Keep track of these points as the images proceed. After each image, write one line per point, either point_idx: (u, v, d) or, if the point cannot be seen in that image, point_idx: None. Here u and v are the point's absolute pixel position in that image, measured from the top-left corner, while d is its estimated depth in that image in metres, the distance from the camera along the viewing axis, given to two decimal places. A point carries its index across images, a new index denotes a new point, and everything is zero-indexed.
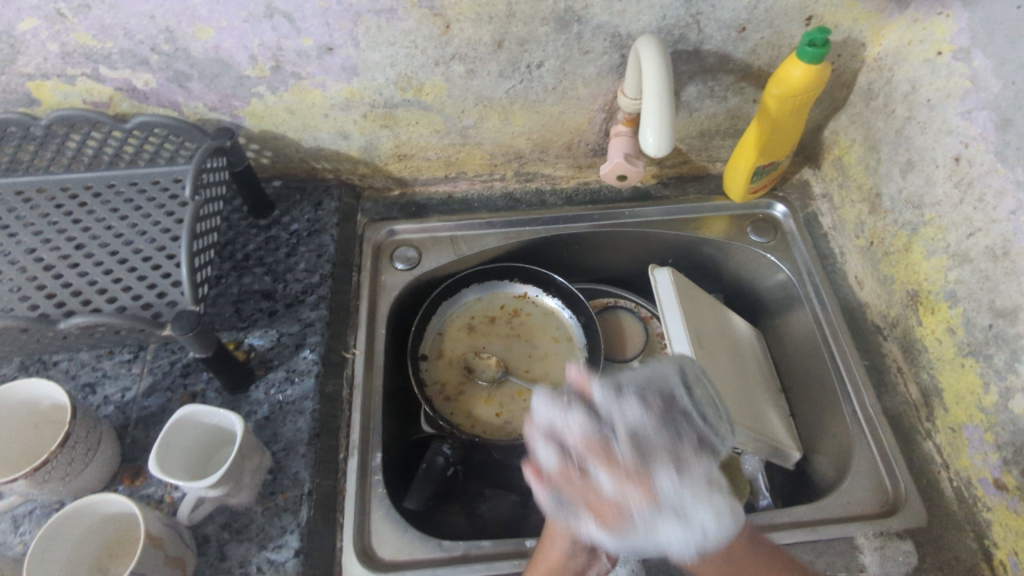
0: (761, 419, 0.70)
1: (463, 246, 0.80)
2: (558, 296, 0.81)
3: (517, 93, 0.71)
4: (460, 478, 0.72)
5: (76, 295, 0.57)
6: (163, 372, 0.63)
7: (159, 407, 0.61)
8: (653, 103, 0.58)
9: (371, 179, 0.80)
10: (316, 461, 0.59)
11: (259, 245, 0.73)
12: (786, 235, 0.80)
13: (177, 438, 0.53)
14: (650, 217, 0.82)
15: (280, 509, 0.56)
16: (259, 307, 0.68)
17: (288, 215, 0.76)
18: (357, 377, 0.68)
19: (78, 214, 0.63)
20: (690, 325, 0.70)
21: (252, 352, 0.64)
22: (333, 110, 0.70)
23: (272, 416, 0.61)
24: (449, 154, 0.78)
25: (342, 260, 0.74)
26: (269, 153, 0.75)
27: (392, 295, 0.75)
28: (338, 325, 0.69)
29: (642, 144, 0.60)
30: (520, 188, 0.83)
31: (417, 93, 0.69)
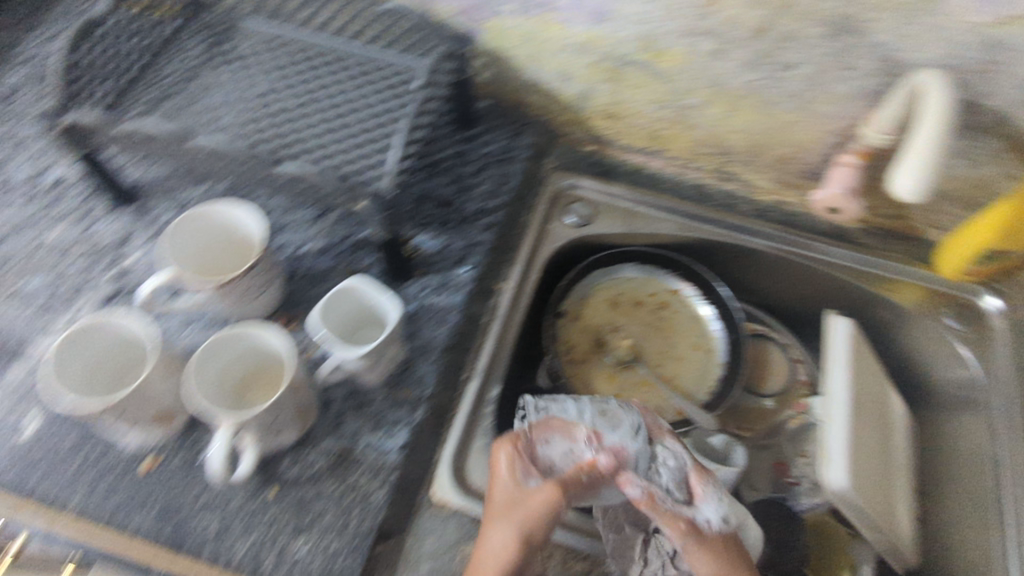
0: (894, 518, 0.63)
1: (637, 222, 0.78)
2: (715, 306, 0.76)
3: (755, 87, 0.66)
4: None
5: (291, 147, 0.61)
6: (336, 240, 0.67)
7: (325, 270, 0.65)
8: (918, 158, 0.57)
9: (572, 129, 0.79)
10: (441, 372, 0.61)
11: (451, 155, 0.75)
12: (992, 332, 0.70)
13: (340, 304, 0.57)
14: (841, 260, 0.75)
15: (399, 400, 0.59)
16: (435, 212, 0.71)
17: (485, 136, 0.77)
18: (500, 310, 0.69)
19: (312, 75, 0.67)
20: (855, 388, 0.63)
21: (418, 251, 0.67)
22: (566, 49, 0.69)
23: (417, 315, 0.64)
24: (657, 127, 0.75)
25: (520, 196, 0.75)
26: (488, 73, 0.76)
27: (554, 245, 0.75)
28: (499, 255, 0.71)
29: (897, 187, 0.60)
30: (714, 184, 0.78)
31: (654, 58, 0.67)
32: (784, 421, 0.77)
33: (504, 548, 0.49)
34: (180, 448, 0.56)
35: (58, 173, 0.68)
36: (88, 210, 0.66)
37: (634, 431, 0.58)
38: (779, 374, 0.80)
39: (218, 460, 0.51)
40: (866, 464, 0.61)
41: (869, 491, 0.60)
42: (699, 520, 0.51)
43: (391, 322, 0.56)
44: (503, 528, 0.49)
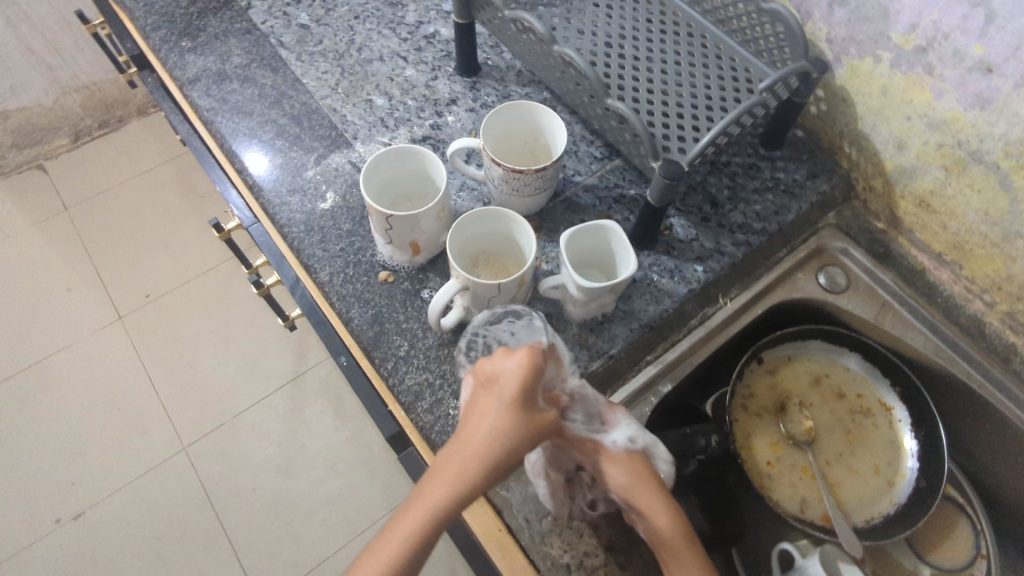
0: None
1: (887, 319, 0.72)
2: (922, 441, 0.69)
3: None
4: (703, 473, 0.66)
5: (621, 88, 0.65)
6: (606, 185, 0.71)
7: (584, 204, 0.70)
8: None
9: (874, 198, 0.74)
10: (633, 342, 0.64)
11: (743, 164, 0.75)
12: None
13: (589, 237, 0.61)
14: None
15: (587, 343, 0.63)
16: (701, 207, 0.72)
17: (784, 163, 0.76)
18: (710, 322, 0.69)
19: (667, 36, 0.70)
20: None
21: (669, 231, 0.70)
22: (919, 118, 0.64)
23: (639, 283, 0.66)
24: (969, 240, 0.67)
25: (787, 234, 0.73)
26: (823, 107, 0.73)
27: (791, 295, 0.72)
28: (736, 274, 0.70)
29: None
30: (997, 329, 0.69)
31: (1015, 170, 0.59)
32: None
33: (490, 435, 0.41)
34: (411, 278, 0.65)
35: (435, 29, 0.81)
36: (440, 66, 0.78)
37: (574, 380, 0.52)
38: (952, 553, 0.71)
39: (439, 302, 0.56)
40: None
41: None
42: (606, 440, 0.47)
43: (623, 275, 0.60)
44: (487, 424, 0.41)
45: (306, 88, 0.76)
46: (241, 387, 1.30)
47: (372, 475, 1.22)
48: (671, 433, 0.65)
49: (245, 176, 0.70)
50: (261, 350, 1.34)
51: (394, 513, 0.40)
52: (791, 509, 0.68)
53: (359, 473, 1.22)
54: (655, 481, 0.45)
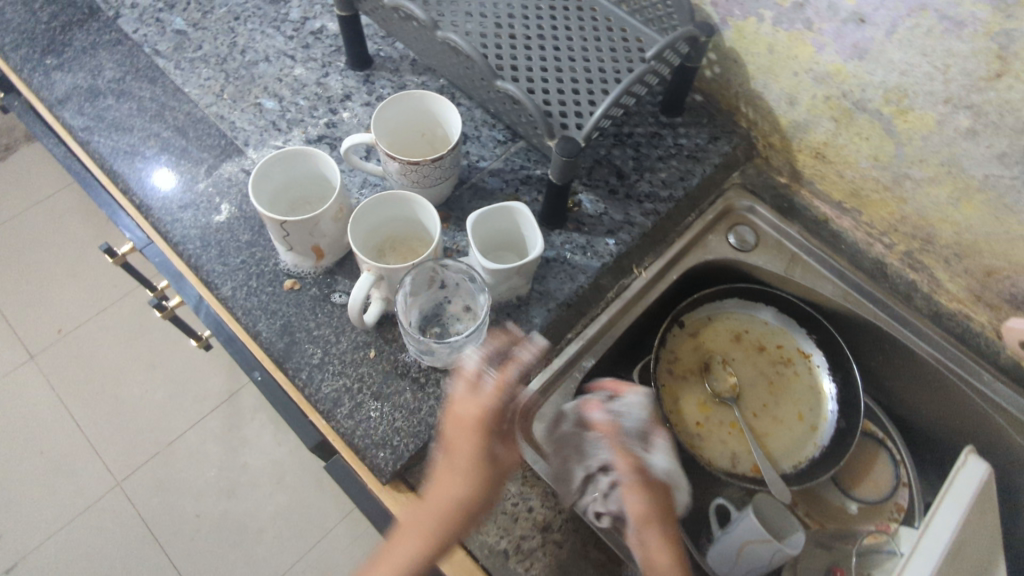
0: None
1: (797, 269, 0.73)
2: (839, 384, 0.71)
3: (996, 184, 0.59)
4: None
5: (514, 69, 0.63)
6: (511, 167, 0.71)
7: (491, 189, 0.69)
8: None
9: (774, 154, 0.76)
10: (550, 322, 0.63)
11: (646, 134, 0.76)
12: None
13: (497, 218, 0.60)
14: (1005, 403, 0.66)
15: (503, 329, 0.62)
16: (607, 179, 0.72)
17: (686, 129, 0.77)
18: (628, 291, 0.69)
19: (557, 10, 0.68)
20: (962, 538, 0.54)
21: (576, 207, 0.70)
22: (805, 73, 0.66)
23: (551, 262, 0.66)
24: (864, 187, 0.70)
25: (694, 198, 0.74)
26: (717, 70, 0.74)
27: (705, 256, 0.73)
28: (647, 242, 0.71)
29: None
30: (898, 269, 0.72)
31: (896, 114, 0.61)
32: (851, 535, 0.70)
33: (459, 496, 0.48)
34: (319, 283, 0.62)
35: (321, 23, 0.78)
36: (331, 62, 0.75)
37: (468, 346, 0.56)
38: (877, 486, 0.72)
39: (358, 297, 0.54)
40: None
41: None
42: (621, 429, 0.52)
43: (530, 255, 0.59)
44: (457, 482, 0.48)
45: (189, 96, 0.72)
46: (174, 414, 1.25)
47: (321, 486, 1.20)
48: None
49: (130, 195, 0.66)
50: (191, 372, 1.29)
51: (385, 556, 0.49)
52: (724, 466, 0.70)
53: (308, 485, 1.20)
54: (656, 514, 0.48)
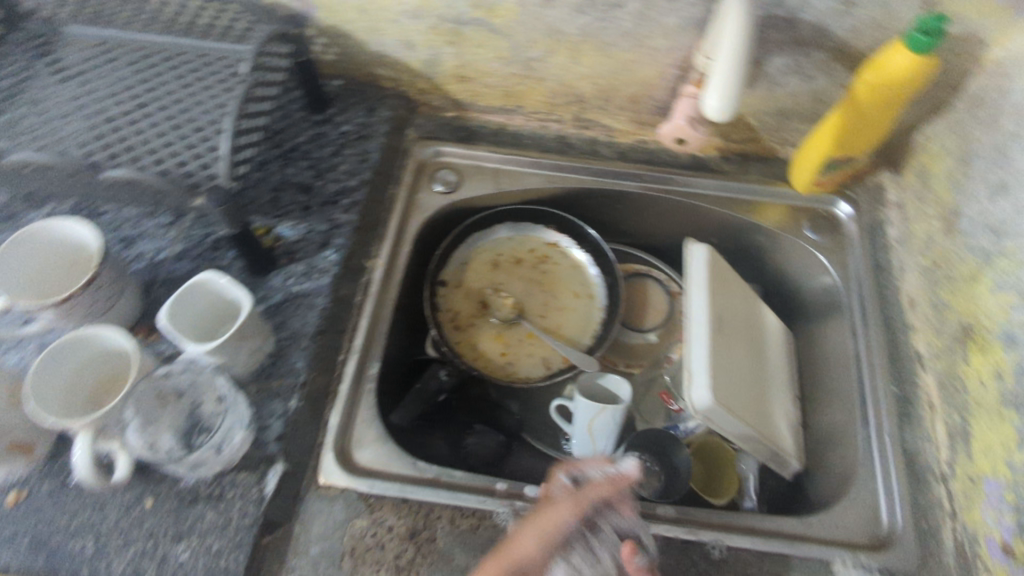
0: (767, 419, 0.69)
1: (505, 180, 0.79)
2: (589, 251, 0.82)
3: (591, 31, 0.66)
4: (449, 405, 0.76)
5: (128, 152, 0.58)
6: (195, 241, 0.66)
7: (184, 274, 0.64)
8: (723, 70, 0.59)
9: (429, 97, 0.79)
10: (315, 357, 0.62)
11: (308, 139, 0.74)
12: (842, 239, 0.77)
13: (192, 298, 0.55)
14: (704, 190, 0.79)
15: (273, 393, 0.59)
16: (296, 199, 0.70)
17: (342, 116, 0.77)
18: (373, 287, 0.69)
19: (148, 76, 0.65)
20: (714, 309, 0.66)
21: (279, 241, 0.67)
22: (402, 16, 0.68)
23: (284, 304, 0.64)
24: (510, 86, 0.75)
25: (384, 171, 0.76)
26: (335, 51, 0.74)
27: (424, 216, 0.76)
28: (366, 233, 0.71)
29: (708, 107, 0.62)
30: (576, 134, 0.81)
31: (488, 14, 0.66)
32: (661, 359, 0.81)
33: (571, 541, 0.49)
34: (49, 475, 0.54)
35: None
36: None
37: (231, 436, 0.54)
38: (657, 310, 0.84)
39: (82, 460, 0.48)
40: (732, 378, 0.65)
41: (738, 397, 0.64)
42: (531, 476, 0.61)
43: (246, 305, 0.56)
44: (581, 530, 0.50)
45: None
46: None
47: None
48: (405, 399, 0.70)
49: None
50: None
51: None
52: (541, 372, 0.77)
53: None
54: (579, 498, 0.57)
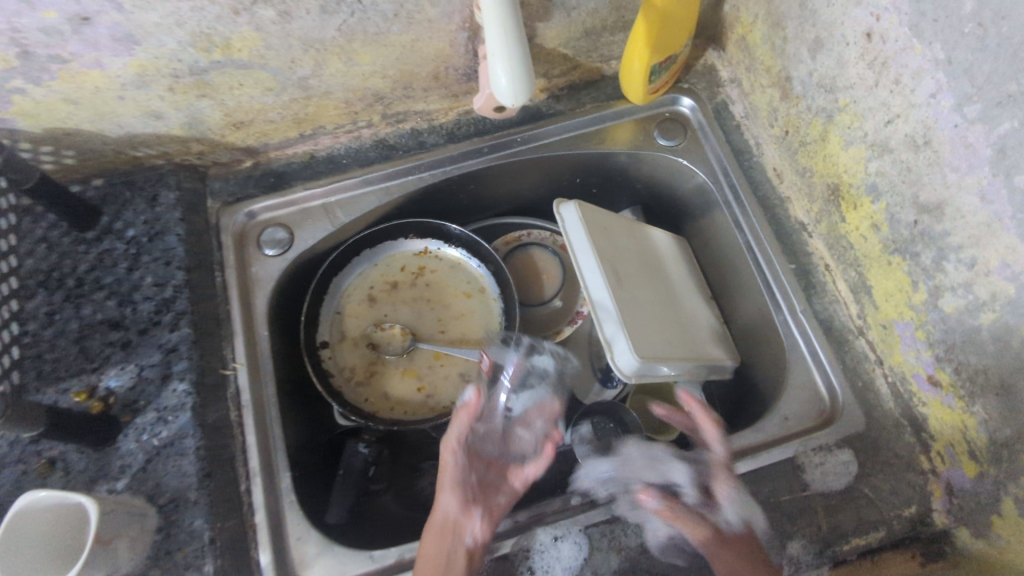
0: (690, 342, 0.67)
1: (339, 213, 0.71)
2: (462, 247, 0.76)
3: (352, 28, 0.56)
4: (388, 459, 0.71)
5: None
6: (8, 442, 0.55)
7: (13, 485, 0.53)
8: (497, 39, 0.47)
9: (213, 155, 0.67)
10: (212, 506, 0.55)
11: (91, 264, 0.61)
12: (696, 131, 0.74)
13: (25, 529, 0.45)
14: (548, 139, 0.73)
15: (181, 568, 0.52)
16: (107, 340, 0.59)
17: (120, 220, 0.63)
18: (244, 394, 0.63)
19: None
20: (605, 263, 0.61)
21: (110, 397, 0.57)
22: (126, 89, 0.55)
23: (150, 466, 0.55)
24: (296, 111, 0.64)
25: (198, 262, 0.64)
26: (72, 152, 0.60)
27: (268, 290, 0.68)
28: (210, 340, 0.62)
29: (496, 92, 0.49)
30: (393, 132, 0.71)
31: (226, 51, 0.54)
32: (573, 317, 0.79)
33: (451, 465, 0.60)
34: None
35: None
36: None
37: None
38: (553, 276, 0.81)
39: None
40: (644, 325, 0.61)
41: (658, 341, 0.62)
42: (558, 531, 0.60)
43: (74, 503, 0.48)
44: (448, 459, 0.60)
45: None
46: None
47: None
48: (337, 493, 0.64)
49: None
50: None
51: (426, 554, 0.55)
52: (464, 390, 0.72)
53: None
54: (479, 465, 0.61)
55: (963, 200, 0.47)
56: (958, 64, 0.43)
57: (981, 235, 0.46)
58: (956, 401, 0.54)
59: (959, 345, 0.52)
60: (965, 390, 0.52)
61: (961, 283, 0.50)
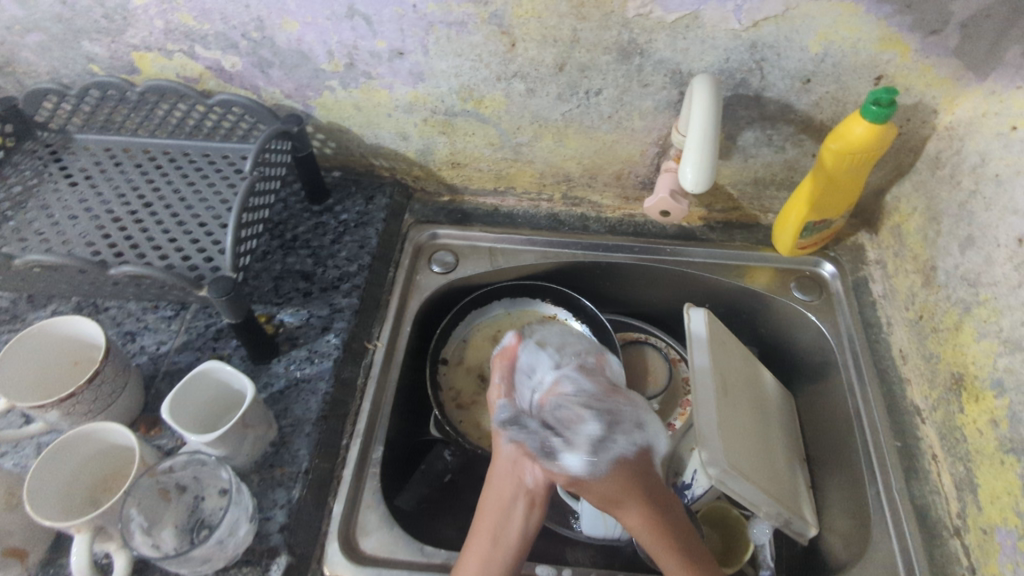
0: (779, 484, 0.69)
1: (500, 258, 0.82)
2: (586, 323, 0.82)
3: (573, 117, 0.71)
4: (459, 485, 0.76)
5: (133, 248, 0.61)
6: (197, 332, 0.67)
7: (186, 364, 0.64)
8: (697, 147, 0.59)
9: (424, 183, 0.83)
10: (317, 443, 0.62)
11: (308, 228, 0.77)
12: (831, 298, 0.79)
13: (195, 390, 0.56)
14: (693, 259, 0.82)
15: (275, 482, 0.59)
16: (296, 286, 0.72)
17: (340, 205, 0.79)
18: (373, 368, 0.72)
19: (153, 175, 0.69)
20: (717, 371, 0.69)
21: (281, 327, 0.69)
22: (396, 111, 0.72)
23: (286, 391, 0.64)
24: (500, 169, 0.79)
25: (382, 255, 0.78)
26: (333, 144, 0.78)
27: (422, 296, 0.78)
28: (366, 316, 0.73)
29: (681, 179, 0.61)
30: (566, 211, 0.84)
31: (476, 105, 0.70)
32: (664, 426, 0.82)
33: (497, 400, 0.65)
34: None
35: None
36: None
37: (235, 529, 0.52)
38: (657, 380, 0.85)
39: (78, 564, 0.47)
40: (737, 439, 0.66)
41: (747, 461, 0.66)
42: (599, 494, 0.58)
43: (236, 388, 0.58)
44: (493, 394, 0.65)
45: None
46: None
47: None
48: (410, 490, 0.73)
49: None
50: None
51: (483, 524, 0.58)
52: None
53: None
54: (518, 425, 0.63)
55: None
56: None
57: None
58: None
59: None
60: None
61: None
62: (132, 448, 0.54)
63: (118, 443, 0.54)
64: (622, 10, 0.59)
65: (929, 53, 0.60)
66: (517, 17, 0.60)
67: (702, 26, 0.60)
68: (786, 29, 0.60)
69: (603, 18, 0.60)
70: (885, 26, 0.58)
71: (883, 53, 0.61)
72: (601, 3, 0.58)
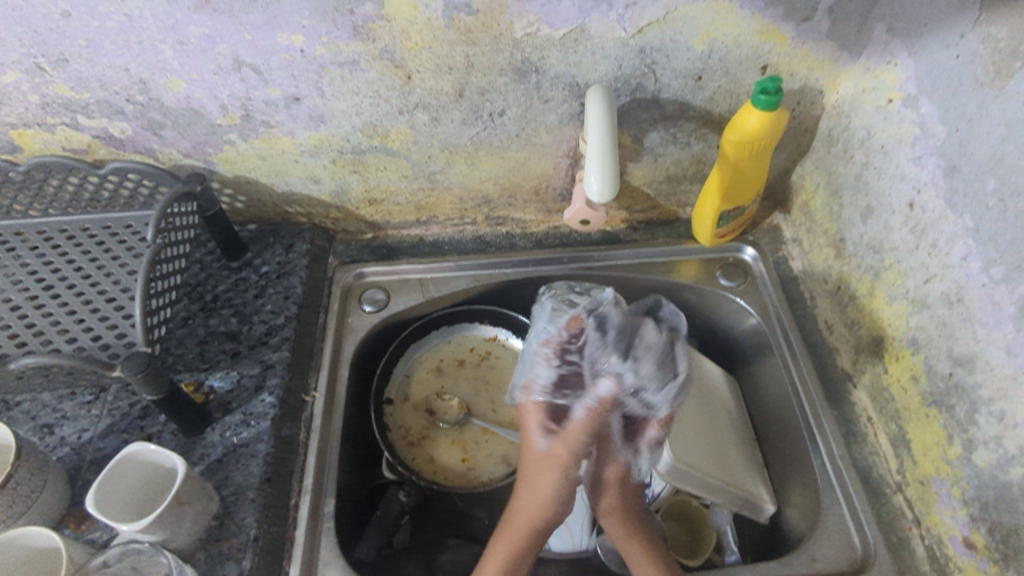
0: (736, 469, 0.72)
1: (432, 287, 0.81)
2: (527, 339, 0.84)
3: (482, 139, 0.71)
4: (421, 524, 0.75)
5: (37, 335, 0.58)
6: (121, 413, 0.64)
7: (113, 450, 0.61)
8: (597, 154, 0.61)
9: (344, 223, 0.82)
10: (264, 508, 0.60)
11: (228, 286, 0.74)
12: (756, 280, 0.81)
13: (123, 473, 0.53)
14: (621, 262, 0.83)
15: (223, 557, 0.56)
16: (223, 348, 0.69)
17: (260, 257, 0.77)
18: (315, 420, 0.70)
19: (51, 255, 0.64)
20: None
21: (211, 394, 0.66)
22: (302, 156, 0.71)
23: (224, 459, 0.62)
24: (419, 199, 0.79)
25: (310, 302, 0.76)
26: (244, 198, 0.76)
27: (357, 338, 0.77)
28: (301, 367, 0.71)
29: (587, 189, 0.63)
30: (491, 232, 0.84)
31: (383, 140, 0.70)
32: None
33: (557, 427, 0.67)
34: None
35: None
36: None
37: None
38: None
39: None
40: (686, 435, 0.69)
41: (699, 454, 0.69)
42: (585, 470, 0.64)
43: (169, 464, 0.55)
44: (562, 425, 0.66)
45: None
46: None
47: None
48: (370, 537, 0.71)
49: None
50: None
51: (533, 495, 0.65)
52: (503, 471, 0.76)
53: None
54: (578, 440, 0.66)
55: (992, 353, 0.52)
56: (985, 233, 0.52)
57: (1009, 388, 0.51)
58: (991, 566, 0.53)
59: (992, 503, 0.53)
60: (1000, 552, 0.52)
61: (992, 437, 0.53)
62: (59, 550, 0.50)
63: (44, 546, 0.50)
64: (510, 32, 0.59)
65: (804, 38, 0.63)
66: (407, 50, 0.60)
67: (590, 38, 0.61)
68: (670, 32, 0.61)
69: (493, 41, 0.60)
70: (761, 19, 0.61)
71: (763, 43, 0.63)
72: (488, 27, 0.59)
